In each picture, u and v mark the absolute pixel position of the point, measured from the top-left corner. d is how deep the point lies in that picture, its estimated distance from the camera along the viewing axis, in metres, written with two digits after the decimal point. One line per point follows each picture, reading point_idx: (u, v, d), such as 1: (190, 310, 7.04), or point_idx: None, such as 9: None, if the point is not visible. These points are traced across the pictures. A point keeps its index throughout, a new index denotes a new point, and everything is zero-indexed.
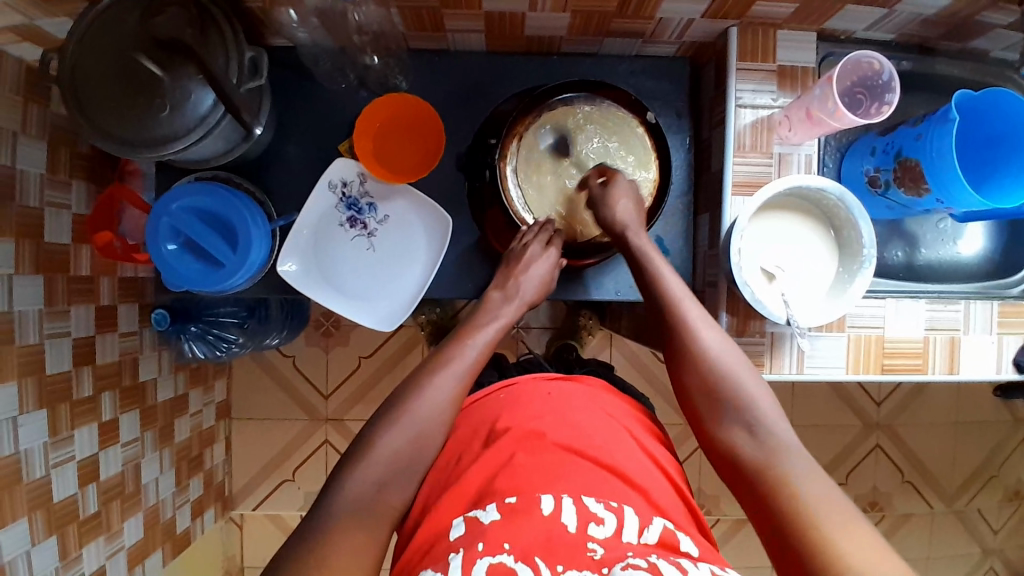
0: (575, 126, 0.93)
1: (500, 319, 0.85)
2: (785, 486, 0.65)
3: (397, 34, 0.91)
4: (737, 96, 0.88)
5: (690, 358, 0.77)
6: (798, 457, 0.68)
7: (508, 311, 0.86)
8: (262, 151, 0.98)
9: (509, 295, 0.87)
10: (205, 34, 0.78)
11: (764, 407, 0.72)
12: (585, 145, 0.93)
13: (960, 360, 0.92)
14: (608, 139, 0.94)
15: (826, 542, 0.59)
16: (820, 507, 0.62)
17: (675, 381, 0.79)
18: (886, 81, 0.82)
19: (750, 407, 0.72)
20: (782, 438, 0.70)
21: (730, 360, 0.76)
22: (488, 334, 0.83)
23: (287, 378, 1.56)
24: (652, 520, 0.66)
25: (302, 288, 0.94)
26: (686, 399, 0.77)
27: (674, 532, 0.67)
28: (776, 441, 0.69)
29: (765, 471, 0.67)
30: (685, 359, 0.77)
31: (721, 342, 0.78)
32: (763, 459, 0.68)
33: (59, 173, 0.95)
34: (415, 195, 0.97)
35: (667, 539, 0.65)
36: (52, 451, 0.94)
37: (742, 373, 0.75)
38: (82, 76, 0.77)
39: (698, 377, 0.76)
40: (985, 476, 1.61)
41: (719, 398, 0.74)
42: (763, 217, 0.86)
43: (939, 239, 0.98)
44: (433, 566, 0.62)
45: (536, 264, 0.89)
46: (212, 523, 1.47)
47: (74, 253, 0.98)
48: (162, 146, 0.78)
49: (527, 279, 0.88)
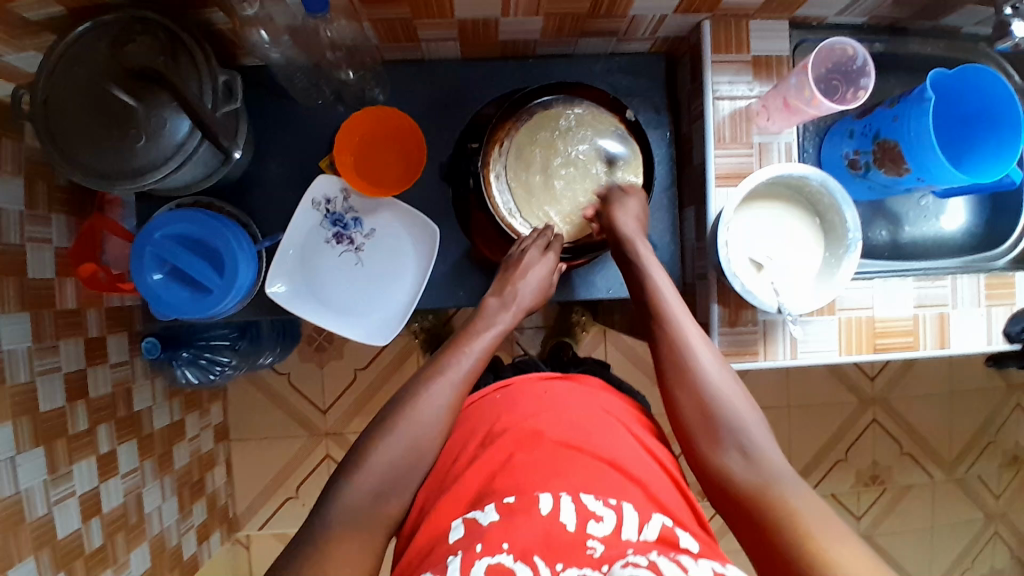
0: (565, 128, 0.91)
1: (499, 326, 0.84)
2: (778, 503, 0.66)
3: (371, 47, 0.91)
4: (714, 89, 0.88)
5: (683, 372, 0.77)
6: (789, 479, 0.68)
7: (506, 319, 0.85)
8: (242, 173, 0.97)
9: (507, 302, 0.86)
10: (178, 61, 0.77)
11: (754, 427, 0.73)
12: (567, 147, 0.91)
13: (950, 334, 0.94)
14: (589, 137, 0.91)
15: (820, 558, 0.59)
16: (816, 525, 0.63)
17: (665, 399, 0.79)
18: (861, 66, 0.82)
19: (743, 429, 0.73)
20: (773, 462, 0.70)
21: (723, 379, 0.76)
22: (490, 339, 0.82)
23: (284, 396, 1.55)
24: (651, 516, 0.67)
25: (292, 308, 0.93)
26: (676, 416, 0.77)
27: (674, 528, 0.67)
28: (767, 463, 0.70)
29: (760, 492, 0.68)
30: (677, 378, 0.77)
31: (714, 362, 0.77)
32: (758, 480, 0.69)
33: (37, 208, 0.93)
34: (400, 207, 0.97)
35: (667, 535, 0.66)
36: (52, 488, 0.93)
37: (732, 390, 0.76)
38: (54, 110, 0.75)
39: (689, 396, 0.76)
40: (982, 443, 1.64)
41: (711, 416, 0.74)
42: (747, 207, 0.87)
43: (922, 217, 0.99)
44: (432, 568, 0.61)
45: (534, 270, 0.87)
46: (219, 546, 1.46)
47: (58, 287, 0.97)
48: (140, 177, 0.77)
49: (522, 288, 0.87)
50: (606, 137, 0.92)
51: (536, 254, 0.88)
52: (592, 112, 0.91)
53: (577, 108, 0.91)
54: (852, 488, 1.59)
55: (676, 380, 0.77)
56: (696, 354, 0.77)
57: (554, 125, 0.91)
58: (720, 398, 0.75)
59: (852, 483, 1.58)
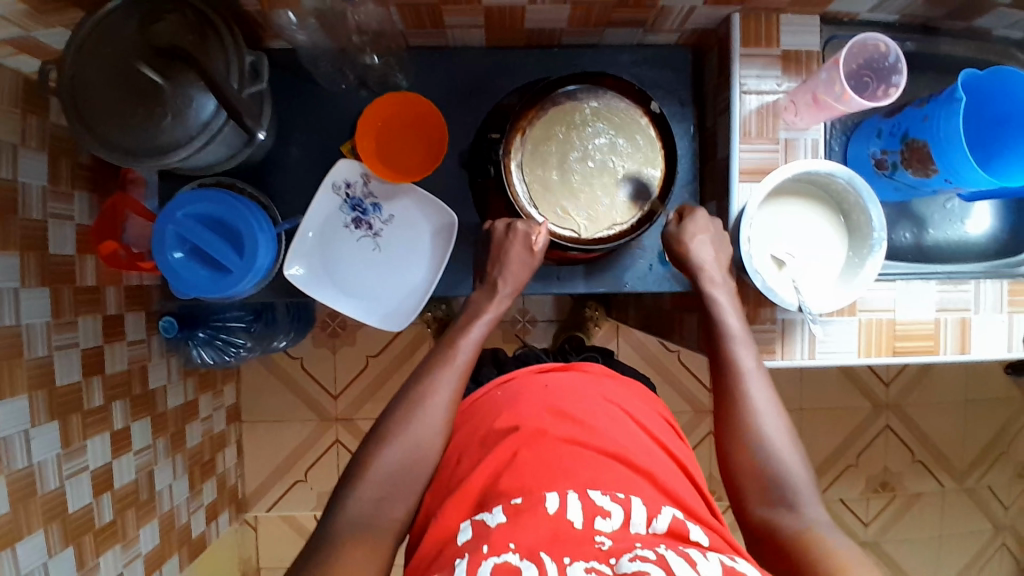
0: (579, 121, 0.91)
1: (491, 313, 0.83)
2: (820, 548, 0.64)
3: (396, 32, 0.91)
4: (742, 82, 0.87)
5: (736, 418, 0.74)
6: (838, 536, 0.65)
7: (492, 308, 0.84)
8: (264, 155, 0.97)
9: (494, 286, 0.85)
10: (205, 39, 0.77)
11: (804, 486, 0.70)
12: (585, 140, 0.91)
13: (971, 339, 0.92)
14: (607, 131, 0.91)
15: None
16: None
17: (718, 437, 0.76)
18: (892, 63, 0.81)
19: (793, 483, 0.70)
20: (824, 520, 0.67)
21: (779, 428, 0.73)
22: (481, 328, 0.82)
23: (296, 380, 1.56)
24: (660, 509, 0.66)
25: (310, 291, 0.93)
26: (725, 460, 0.75)
27: (684, 520, 0.66)
28: (812, 516, 0.68)
29: (802, 542, 0.65)
30: (732, 424, 0.74)
31: (773, 410, 0.74)
32: (801, 531, 0.66)
33: (61, 184, 0.94)
34: (420, 193, 0.96)
35: (676, 528, 0.64)
36: (65, 462, 0.94)
37: (785, 439, 0.73)
38: (82, 87, 0.76)
39: (743, 456, 0.73)
40: (995, 454, 1.62)
41: (762, 473, 0.71)
42: (770, 204, 0.86)
43: (947, 220, 0.97)
44: (440, 572, 0.61)
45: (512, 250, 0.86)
46: (227, 526, 1.48)
47: (79, 263, 0.98)
48: (164, 155, 0.77)
49: (505, 274, 0.85)
50: (624, 131, 0.92)
51: (511, 232, 0.87)
52: (606, 105, 0.91)
53: (592, 101, 0.91)
54: (861, 494, 1.57)
55: (732, 426, 0.75)
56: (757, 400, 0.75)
57: (572, 117, 0.91)
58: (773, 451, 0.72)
59: (861, 489, 1.57)
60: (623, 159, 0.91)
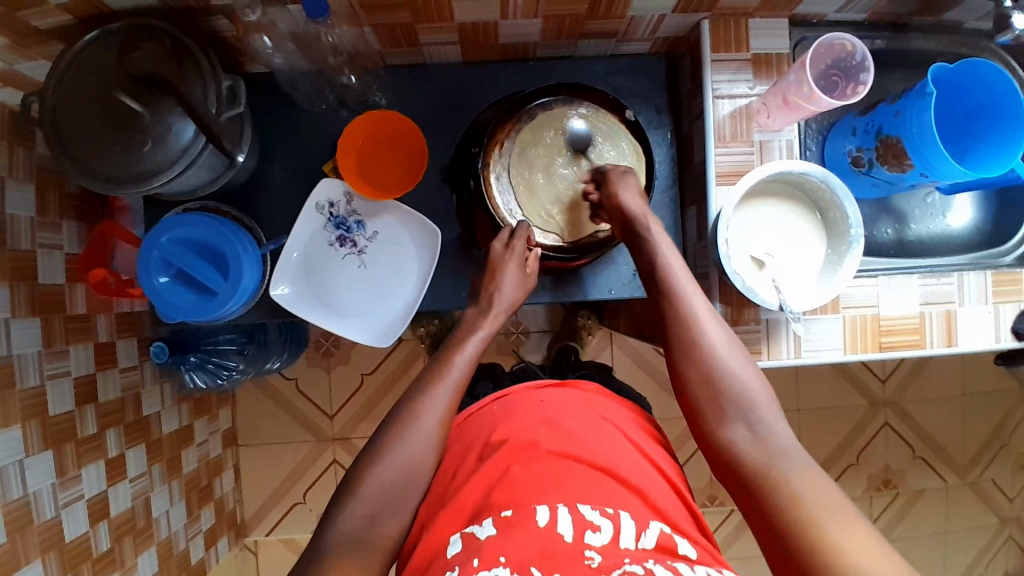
0: (568, 128, 0.91)
1: (485, 330, 0.84)
2: (779, 482, 0.66)
3: (373, 52, 0.92)
4: (714, 87, 0.88)
5: (688, 342, 0.76)
6: (792, 456, 0.68)
7: (486, 325, 0.84)
8: (247, 177, 0.98)
9: (484, 309, 0.86)
10: (183, 67, 0.79)
11: (762, 407, 0.72)
12: (570, 147, 0.92)
13: (957, 332, 0.92)
14: (593, 137, 0.92)
15: (823, 545, 0.60)
16: (824, 515, 0.62)
17: (670, 366, 0.77)
18: (859, 61, 0.82)
19: (750, 402, 0.72)
20: (781, 438, 0.70)
21: (726, 349, 0.75)
22: (476, 345, 0.82)
23: (292, 401, 1.56)
24: (649, 524, 0.66)
25: (296, 310, 0.94)
26: (682, 393, 0.76)
27: (672, 534, 0.66)
28: (770, 438, 0.70)
29: (772, 475, 0.67)
30: (679, 344, 0.76)
31: (723, 338, 0.76)
32: (759, 458, 0.69)
33: (48, 214, 0.95)
34: (403, 210, 0.97)
35: (665, 542, 0.65)
36: (61, 491, 0.94)
37: (744, 372, 0.74)
38: (64, 118, 0.77)
39: (695, 371, 0.74)
40: (996, 446, 1.61)
41: (721, 399, 0.72)
42: (747, 205, 0.87)
43: (928, 214, 0.98)
44: None
45: (507, 265, 0.87)
46: (227, 551, 1.47)
47: (69, 292, 0.99)
48: (146, 181, 0.78)
49: (501, 292, 0.87)
50: (609, 136, 0.92)
51: (507, 252, 0.88)
52: (590, 112, 0.92)
53: (581, 109, 0.92)
54: (864, 493, 1.56)
55: (694, 381, 0.74)
56: (708, 334, 0.75)
57: (556, 126, 0.91)
58: (726, 369, 0.74)
59: (863, 487, 1.56)
60: (609, 162, 0.92)
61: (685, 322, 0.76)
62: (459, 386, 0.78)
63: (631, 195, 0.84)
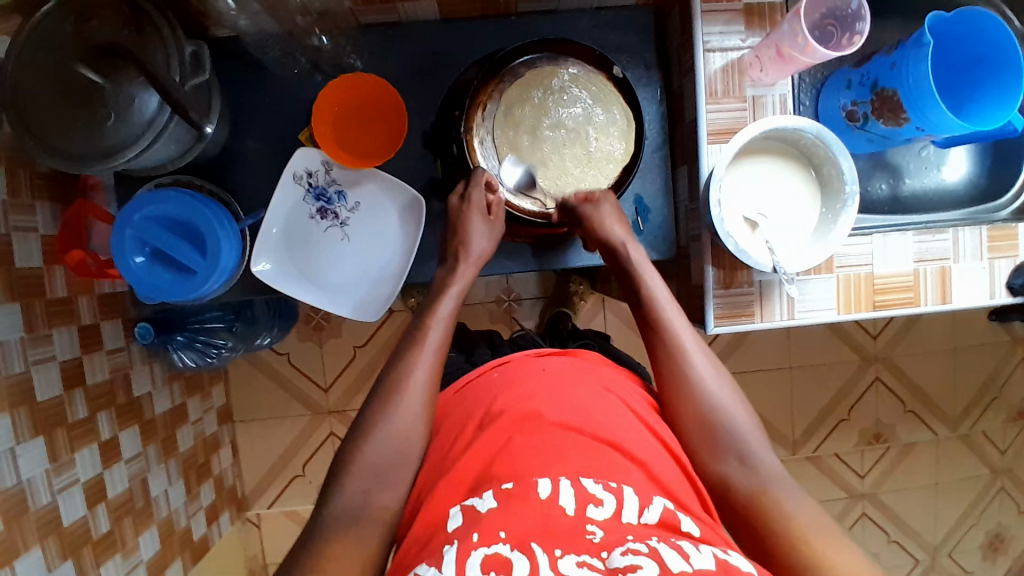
0: (557, 88, 0.87)
1: (455, 288, 0.82)
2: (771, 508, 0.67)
3: (345, 12, 0.87)
4: (704, 40, 0.85)
5: (681, 377, 0.76)
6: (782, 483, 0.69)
7: (455, 284, 0.83)
8: (221, 150, 0.94)
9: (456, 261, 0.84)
10: (143, 34, 0.74)
11: (751, 438, 0.73)
12: (556, 109, 0.87)
13: (952, 289, 0.91)
14: (582, 99, 0.88)
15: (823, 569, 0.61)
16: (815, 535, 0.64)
17: (663, 404, 0.77)
18: (856, 9, 0.78)
19: (740, 437, 0.72)
20: (769, 467, 0.71)
21: (718, 383, 0.75)
22: (450, 304, 0.81)
23: (286, 376, 1.55)
24: (652, 500, 0.64)
25: (279, 287, 0.91)
26: (674, 428, 0.76)
27: (675, 511, 0.65)
28: (761, 470, 0.70)
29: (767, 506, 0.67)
30: (673, 378, 0.76)
31: (712, 369, 0.76)
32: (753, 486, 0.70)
33: (20, 196, 0.91)
34: (383, 178, 0.94)
35: (668, 519, 0.63)
36: (55, 477, 0.93)
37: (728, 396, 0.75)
38: (21, 94, 0.73)
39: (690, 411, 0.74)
40: (987, 399, 1.63)
41: (711, 433, 0.73)
42: (741, 163, 0.84)
43: (922, 168, 0.96)
44: (428, 559, 0.60)
45: (472, 220, 0.84)
46: (229, 525, 1.48)
47: (47, 275, 0.96)
48: (112, 157, 0.74)
49: (467, 244, 0.84)
50: (598, 98, 0.88)
51: (464, 203, 0.86)
52: (579, 73, 0.88)
53: (569, 68, 0.88)
54: (856, 447, 1.58)
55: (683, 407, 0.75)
56: (695, 364, 0.76)
57: (542, 86, 0.87)
58: (716, 403, 0.74)
59: (855, 442, 1.58)
60: (597, 125, 0.88)
61: (676, 365, 0.76)
62: (438, 353, 0.77)
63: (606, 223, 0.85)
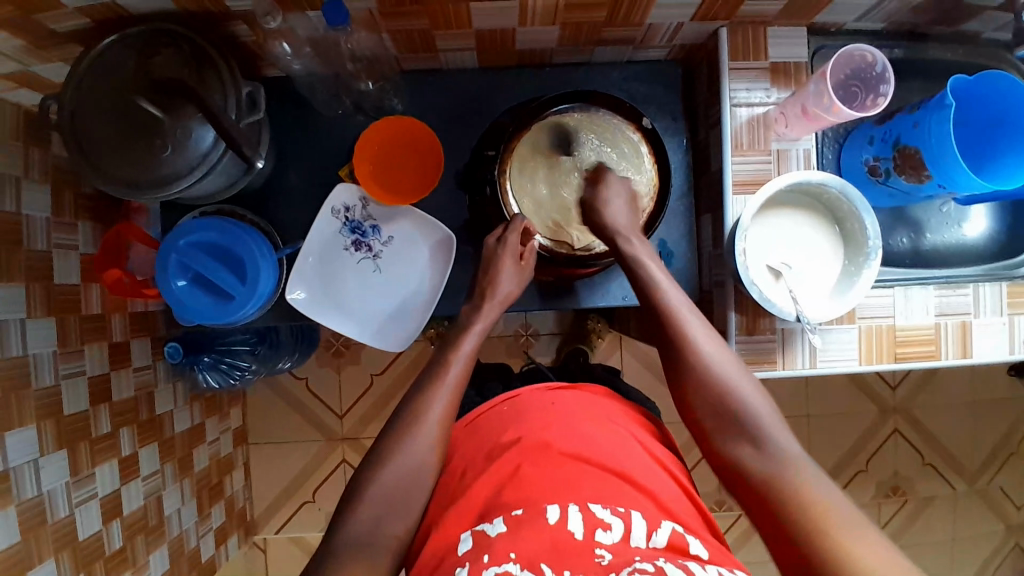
0: (583, 136, 0.92)
1: (482, 324, 0.85)
2: (794, 495, 0.65)
3: (390, 58, 0.92)
4: (731, 96, 0.88)
5: (693, 363, 0.75)
6: (805, 467, 0.67)
7: (482, 318, 0.85)
8: (263, 182, 0.98)
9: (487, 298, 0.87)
10: (202, 72, 0.79)
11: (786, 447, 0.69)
12: (567, 154, 0.92)
13: (972, 343, 0.92)
14: (589, 142, 0.92)
15: (850, 568, 0.58)
16: (843, 529, 0.61)
17: (676, 394, 0.77)
18: (880, 72, 0.82)
19: (756, 419, 0.71)
20: (786, 450, 0.69)
21: (730, 364, 0.75)
22: (473, 341, 0.83)
23: (302, 401, 1.57)
24: (660, 523, 0.65)
25: (312, 316, 0.95)
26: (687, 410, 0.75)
27: (684, 534, 0.65)
28: (781, 451, 0.68)
29: (800, 511, 0.64)
30: (688, 374, 0.75)
31: (722, 353, 0.75)
32: (771, 473, 0.67)
33: (64, 215, 0.96)
34: (417, 214, 0.97)
35: (676, 542, 0.64)
36: (75, 490, 0.95)
37: (748, 385, 0.74)
38: (83, 123, 0.78)
39: (701, 397, 0.74)
40: (1005, 454, 1.61)
41: (730, 420, 0.72)
42: (763, 215, 0.86)
43: (943, 223, 0.97)
44: None
45: (505, 260, 0.88)
46: (237, 549, 1.48)
47: (84, 293, 1.00)
48: (165, 186, 0.78)
49: (497, 284, 0.87)
50: (603, 136, 0.92)
51: (500, 246, 0.88)
52: (583, 116, 0.92)
53: (573, 113, 0.92)
54: (872, 499, 1.56)
55: (701, 398, 0.74)
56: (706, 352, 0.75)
57: (551, 134, 0.91)
58: (729, 388, 0.73)
59: (872, 494, 1.56)
60: (607, 164, 0.92)
61: (692, 366, 0.75)
62: (457, 389, 0.78)
63: (612, 207, 0.87)
